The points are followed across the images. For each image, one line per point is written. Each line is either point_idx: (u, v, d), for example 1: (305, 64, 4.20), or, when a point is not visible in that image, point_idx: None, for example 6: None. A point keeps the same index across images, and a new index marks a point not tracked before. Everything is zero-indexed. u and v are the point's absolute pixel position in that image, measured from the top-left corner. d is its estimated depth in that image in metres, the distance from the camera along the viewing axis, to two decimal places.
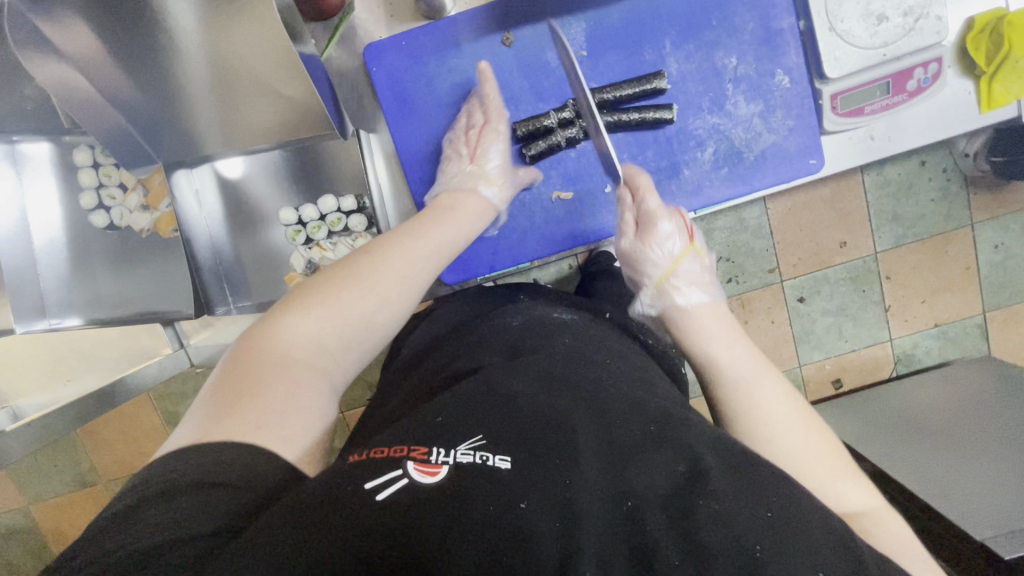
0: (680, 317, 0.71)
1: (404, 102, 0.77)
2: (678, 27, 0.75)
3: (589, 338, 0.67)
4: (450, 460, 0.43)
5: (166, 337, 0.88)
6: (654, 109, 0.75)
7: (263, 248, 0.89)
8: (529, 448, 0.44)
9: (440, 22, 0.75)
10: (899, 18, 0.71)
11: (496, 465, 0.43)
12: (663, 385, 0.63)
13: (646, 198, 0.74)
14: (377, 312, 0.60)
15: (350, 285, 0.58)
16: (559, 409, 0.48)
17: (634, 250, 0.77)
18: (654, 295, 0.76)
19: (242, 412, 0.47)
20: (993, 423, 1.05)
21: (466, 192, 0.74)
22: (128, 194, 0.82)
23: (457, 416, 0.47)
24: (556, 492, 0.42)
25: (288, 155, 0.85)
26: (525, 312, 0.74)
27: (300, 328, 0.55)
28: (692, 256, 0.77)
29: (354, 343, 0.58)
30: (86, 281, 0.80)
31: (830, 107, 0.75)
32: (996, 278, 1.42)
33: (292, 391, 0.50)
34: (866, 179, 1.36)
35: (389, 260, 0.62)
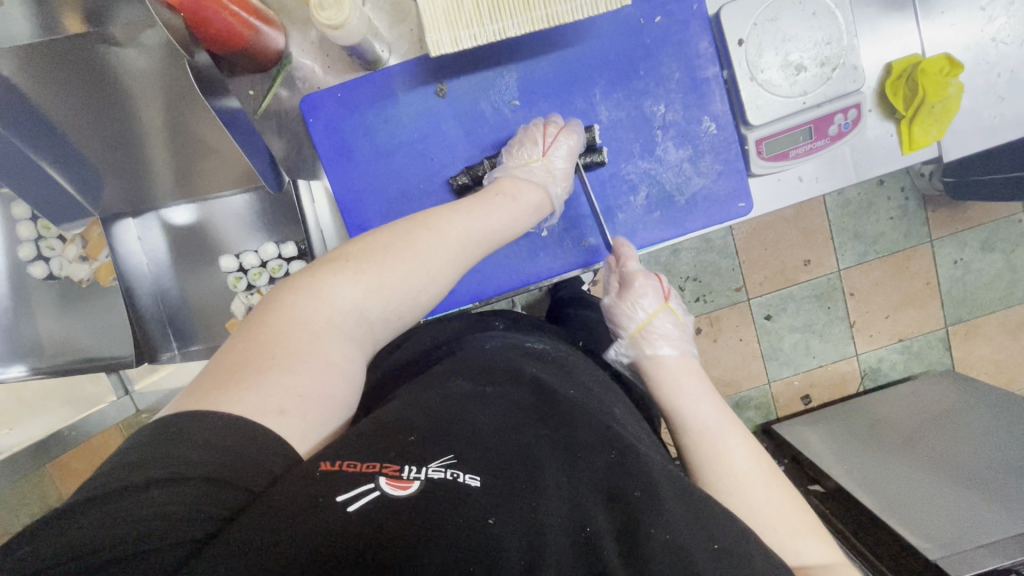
0: (653, 368, 0.74)
1: (343, 152, 0.78)
2: (608, 77, 0.77)
3: (561, 369, 0.67)
4: (421, 476, 0.44)
5: (109, 383, 0.90)
6: (586, 153, 0.78)
7: (208, 293, 0.89)
8: (498, 468, 0.45)
9: (376, 73, 0.76)
10: (816, 67, 0.74)
11: (466, 482, 0.43)
12: (628, 422, 0.60)
13: (629, 263, 0.78)
14: (421, 290, 0.64)
15: (404, 258, 0.62)
16: (525, 437, 0.49)
17: (623, 310, 0.80)
18: (629, 344, 0.78)
19: (266, 386, 0.48)
20: (952, 439, 1.06)
21: (522, 181, 0.74)
22: (67, 245, 0.82)
23: (429, 437, 0.48)
24: (523, 513, 0.42)
25: (227, 205, 0.86)
26: (496, 338, 0.74)
27: (347, 295, 0.58)
28: (665, 314, 0.80)
29: (392, 313, 0.62)
30: (28, 329, 0.81)
31: (757, 151, 0.78)
32: (956, 293, 1.46)
33: (322, 371, 0.52)
34: (827, 200, 1.39)
35: (447, 235, 0.66)
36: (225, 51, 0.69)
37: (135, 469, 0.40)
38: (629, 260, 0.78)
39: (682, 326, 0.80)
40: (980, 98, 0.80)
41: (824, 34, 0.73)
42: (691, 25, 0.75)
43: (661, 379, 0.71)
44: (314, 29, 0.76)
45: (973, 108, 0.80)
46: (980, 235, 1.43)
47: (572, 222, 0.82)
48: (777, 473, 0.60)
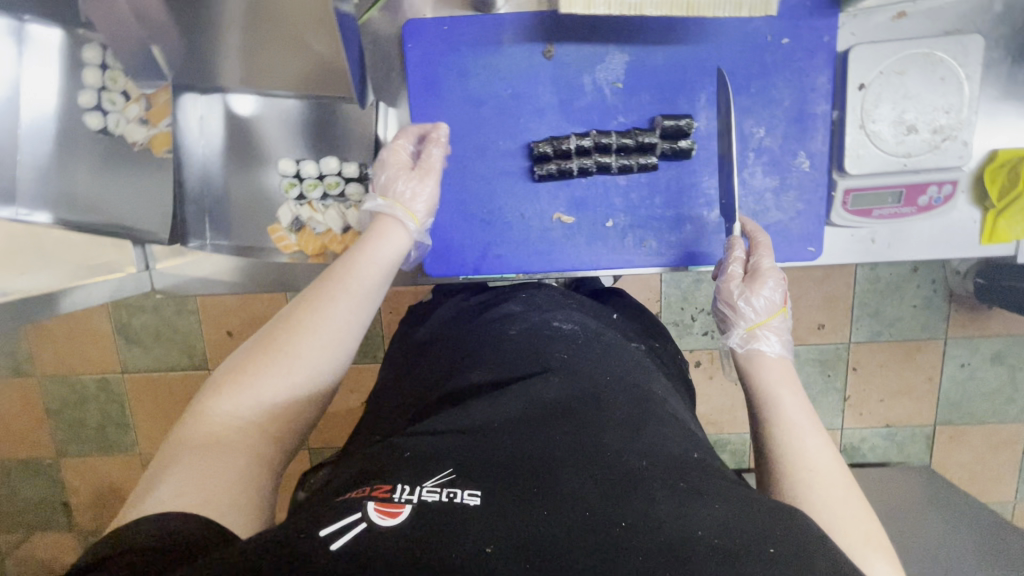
0: (754, 360, 0.67)
1: (432, 88, 0.76)
2: (717, 85, 0.74)
3: (588, 359, 0.66)
4: (413, 499, 0.44)
5: (134, 256, 0.85)
6: (671, 140, 0.75)
7: (253, 192, 0.85)
8: (496, 486, 0.46)
9: (487, 16, 0.73)
10: (927, 133, 0.72)
11: (465, 501, 0.44)
12: (669, 399, 0.67)
13: (762, 254, 0.74)
14: (302, 370, 0.57)
15: (258, 355, 0.56)
16: (529, 454, 0.51)
17: (737, 297, 0.72)
18: (743, 335, 0.70)
19: (158, 491, 0.46)
20: (921, 531, 1.07)
21: (382, 233, 0.69)
22: (129, 104, 0.79)
23: (423, 462, 0.50)
24: (519, 524, 0.42)
25: (297, 107, 0.81)
26: (520, 319, 0.74)
27: (223, 408, 0.53)
28: (782, 319, 0.72)
29: (286, 398, 0.56)
30: (65, 178, 0.78)
31: (842, 201, 0.76)
32: (953, 395, 1.45)
33: (211, 466, 0.49)
34: (859, 271, 1.37)
35: (301, 306, 0.61)
36: None
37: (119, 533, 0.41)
38: (765, 252, 0.74)
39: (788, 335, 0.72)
40: None
41: (946, 102, 0.71)
42: (816, 56, 0.73)
43: (764, 379, 0.64)
44: None
45: None
46: (993, 345, 1.42)
47: (640, 221, 0.79)
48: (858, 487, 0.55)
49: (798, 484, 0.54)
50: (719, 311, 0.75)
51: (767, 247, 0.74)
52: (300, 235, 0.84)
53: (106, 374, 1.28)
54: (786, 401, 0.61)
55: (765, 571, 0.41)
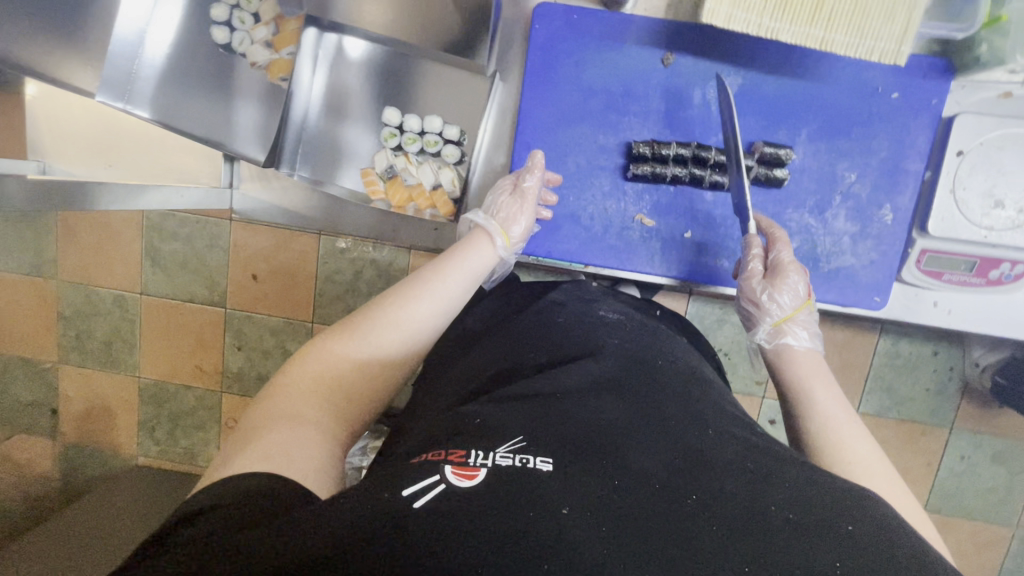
0: (785, 352, 0.67)
1: (548, 71, 0.78)
2: (820, 124, 0.77)
3: (636, 345, 0.66)
4: (488, 464, 0.41)
5: (222, 171, 0.88)
6: (769, 167, 0.77)
7: (350, 135, 0.86)
8: (569, 451, 0.43)
9: (616, 14, 0.76)
10: (1013, 211, 0.74)
11: (538, 466, 0.41)
12: (715, 382, 0.66)
13: (782, 248, 0.73)
14: (374, 354, 0.59)
15: (334, 337, 0.58)
16: (595, 421, 0.48)
17: (760, 293, 0.72)
18: (771, 331, 0.70)
19: (243, 454, 0.45)
20: None
21: (473, 244, 0.72)
22: (258, 26, 0.80)
23: (490, 424, 0.47)
24: (597, 488, 0.39)
25: (415, 61, 0.83)
26: (568, 309, 0.75)
27: (303, 379, 0.55)
28: (805, 311, 0.71)
29: (358, 376, 0.57)
30: (178, 82, 0.81)
31: (916, 258, 0.78)
32: (948, 485, 1.40)
33: (291, 431, 0.48)
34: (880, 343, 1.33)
35: (387, 296, 0.63)
36: None
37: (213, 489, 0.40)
38: (783, 245, 0.74)
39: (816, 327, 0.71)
40: None
41: None
42: (920, 116, 0.76)
43: (794, 374, 0.63)
44: None
45: None
46: (997, 444, 1.37)
47: (717, 238, 0.81)
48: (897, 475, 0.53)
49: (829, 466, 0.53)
50: (745, 309, 0.75)
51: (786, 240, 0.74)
52: (389, 185, 0.86)
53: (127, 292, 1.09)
54: (817, 394, 0.60)
55: (851, 548, 0.37)
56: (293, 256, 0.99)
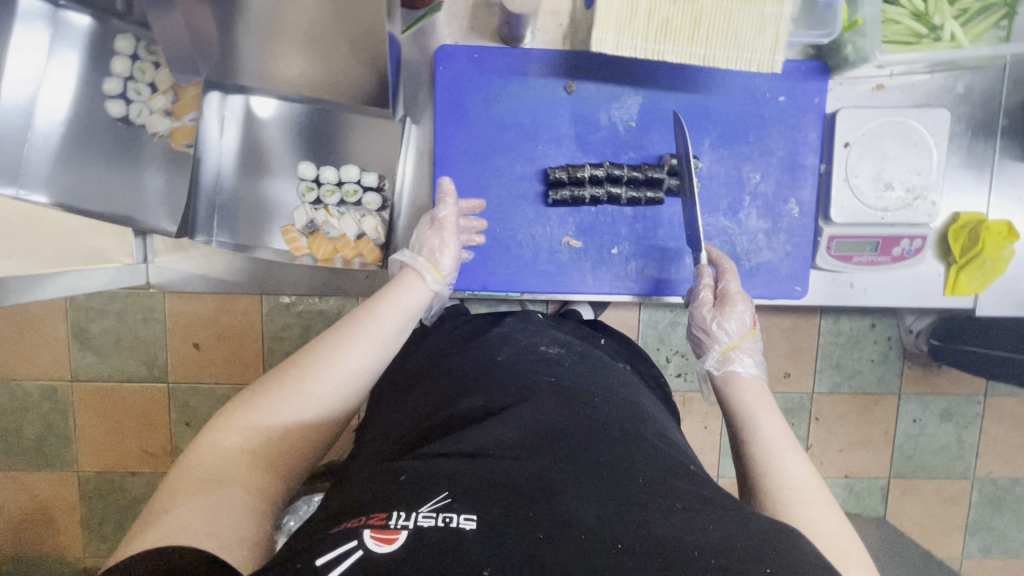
0: (732, 382, 0.68)
1: (457, 109, 0.80)
2: (720, 132, 0.82)
3: (578, 383, 0.68)
4: (409, 525, 0.44)
5: (133, 247, 0.85)
6: (678, 177, 0.81)
7: (266, 194, 0.86)
8: (492, 506, 0.46)
9: (516, 50, 0.79)
10: (902, 191, 0.80)
11: (461, 525, 0.44)
12: (656, 416, 0.70)
13: (730, 279, 0.77)
14: (310, 409, 0.58)
15: (270, 390, 0.57)
16: (525, 470, 0.51)
17: (710, 321, 0.75)
18: (719, 358, 0.72)
19: (162, 525, 0.45)
20: None
21: (403, 283, 0.71)
22: (155, 96, 0.78)
23: (420, 479, 0.49)
24: (519, 547, 0.43)
25: (324, 114, 0.83)
26: (509, 344, 0.77)
27: (235, 437, 0.54)
28: (752, 340, 0.74)
29: (293, 434, 0.56)
30: (76, 162, 0.77)
31: (827, 246, 0.83)
32: (906, 449, 1.47)
33: (217, 499, 0.48)
34: (823, 323, 1.40)
35: (326, 337, 0.62)
36: None
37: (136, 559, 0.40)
38: (732, 277, 0.78)
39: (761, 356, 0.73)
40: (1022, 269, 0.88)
41: (918, 165, 0.80)
42: (807, 114, 0.81)
43: (741, 401, 0.65)
44: None
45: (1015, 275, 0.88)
46: (942, 402, 1.45)
47: (643, 250, 0.84)
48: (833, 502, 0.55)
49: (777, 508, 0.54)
50: (695, 335, 0.78)
51: (735, 272, 0.78)
52: (312, 239, 0.85)
53: (54, 381, 1.04)
54: (761, 423, 0.61)
55: None
56: (237, 317, 1.01)
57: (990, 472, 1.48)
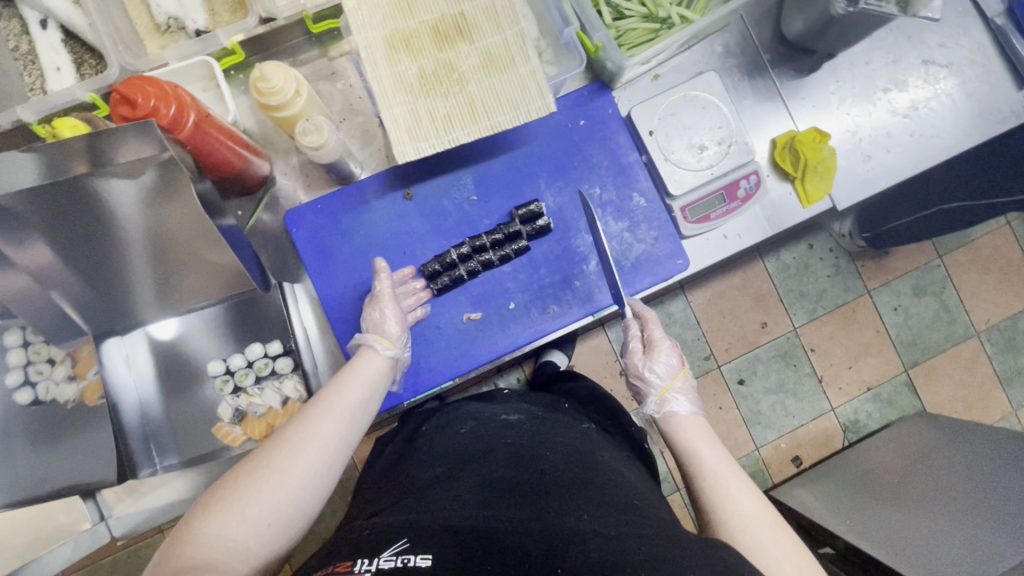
0: (672, 425, 0.75)
1: (324, 255, 0.88)
2: (549, 170, 0.92)
3: (531, 435, 0.71)
4: (372, 567, 0.50)
5: (85, 511, 0.86)
6: (530, 221, 0.89)
7: (197, 403, 0.90)
8: (447, 547, 0.52)
9: (351, 186, 0.89)
10: (714, 146, 0.90)
11: (417, 563, 0.50)
12: (614, 463, 0.68)
13: (653, 327, 0.86)
14: (285, 495, 0.60)
15: (249, 477, 0.59)
16: (478, 517, 0.55)
17: (642, 368, 0.83)
18: (658, 401, 0.78)
19: None
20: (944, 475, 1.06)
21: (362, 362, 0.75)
22: (56, 367, 0.84)
23: (386, 531, 0.55)
24: None
25: (224, 310, 0.90)
26: (474, 412, 0.80)
27: (215, 526, 0.56)
28: (684, 381, 0.81)
29: (268, 524, 0.58)
30: (6, 461, 0.80)
31: (683, 217, 0.92)
32: (905, 337, 1.50)
33: None
34: (768, 265, 1.46)
35: (298, 423, 0.65)
36: (216, 176, 0.80)
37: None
38: (654, 325, 0.87)
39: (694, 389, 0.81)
40: (852, 157, 0.98)
41: (715, 121, 0.90)
42: (609, 124, 0.92)
43: (682, 439, 0.73)
44: (295, 156, 0.91)
45: (848, 165, 0.98)
46: (909, 281, 1.51)
47: (537, 293, 0.90)
48: (781, 522, 0.62)
49: (730, 533, 0.61)
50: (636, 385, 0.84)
51: (658, 323, 0.86)
52: (244, 424, 0.91)
53: None
54: (705, 455, 0.69)
55: None
56: None
57: (988, 321, 1.52)
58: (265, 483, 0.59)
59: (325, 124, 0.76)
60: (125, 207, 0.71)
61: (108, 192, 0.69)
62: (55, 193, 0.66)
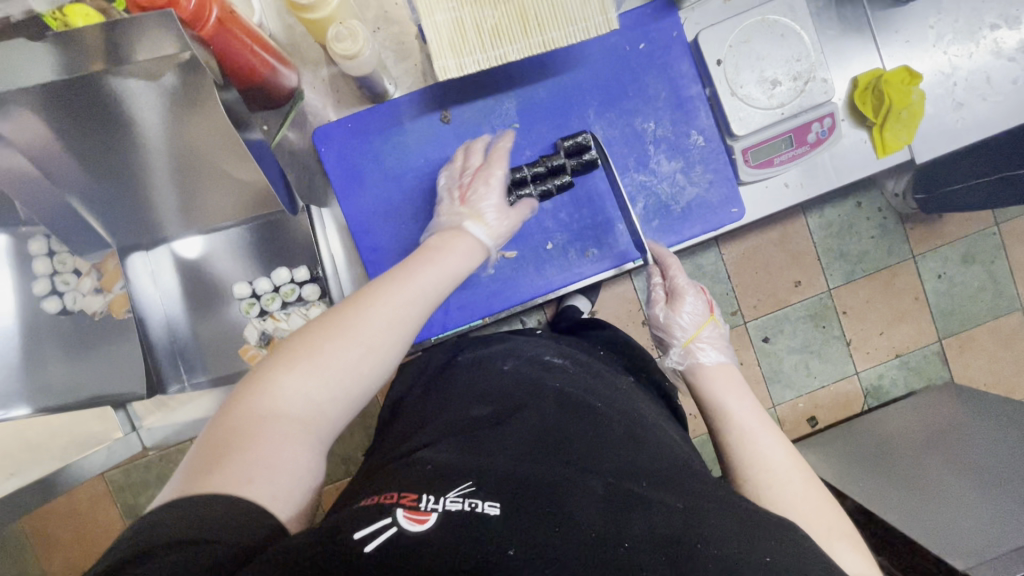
0: (699, 376, 0.76)
1: (353, 178, 0.82)
2: (599, 99, 0.83)
3: (581, 386, 0.68)
4: (438, 508, 0.46)
5: (118, 420, 0.90)
6: (575, 156, 0.80)
7: (222, 323, 0.90)
8: (514, 496, 0.48)
9: (383, 104, 0.82)
10: (789, 81, 0.80)
11: (484, 510, 0.46)
12: (648, 412, 0.70)
13: (676, 274, 0.84)
14: (362, 363, 0.59)
15: (331, 338, 0.57)
16: (540, 466, 0.52)
17: (666, 318, 0.84)
18: (682, 352, 0.80)
19: (230, 467, 0.49)
20: (960, 449, 1.02)
21: (449, 241, 0.72)
22: (82, 279, 0.82)
23: (447, 470, 0.51)
24: (540, 539, 0.45)
25: (248, 231, 0.88)
26: (513, 353, 0.76)
27: (293, 383, 0.55)
28: (710, 327, 0.82)
29: (342, 394, 0.58)
30: (38, 368, 0.79)
31: (744, 160, 0.84)
32: (945, 306, 1.42)
33: (276, 445, 0.52)
34: (811, 221, 1.37)
35: (380, 304, 0.61)
36: (241, 85, 0.74)
37: (182, 530, 0.43)
38: (676, 271, 0.84)
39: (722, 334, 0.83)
40: (941, 104, 0.87)
41: (794, 52, 0.80)
42: (672, 50, 0.82)
43: (709, 393, 0.73)
44: (325, 69, 0.83)
45: (935, 114, 0.87)
46: (960, 247, 1.41)
47: (576, 234, 0.84)
48: (810, 478, 0.63)
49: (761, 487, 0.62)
50: (660, 331, 0.86)
51: (681, 268, 0.84)
52: (270, 348, 0.88)
53: None
54: (733, 411, 0.70)
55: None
56: None
57: None
58: (341, 349, 0.58)
59: (360, 29, 0.69)
60: (146, 110, 0.66)
61: (126, 91, 0.64)
62: (76, 90, 0.61)
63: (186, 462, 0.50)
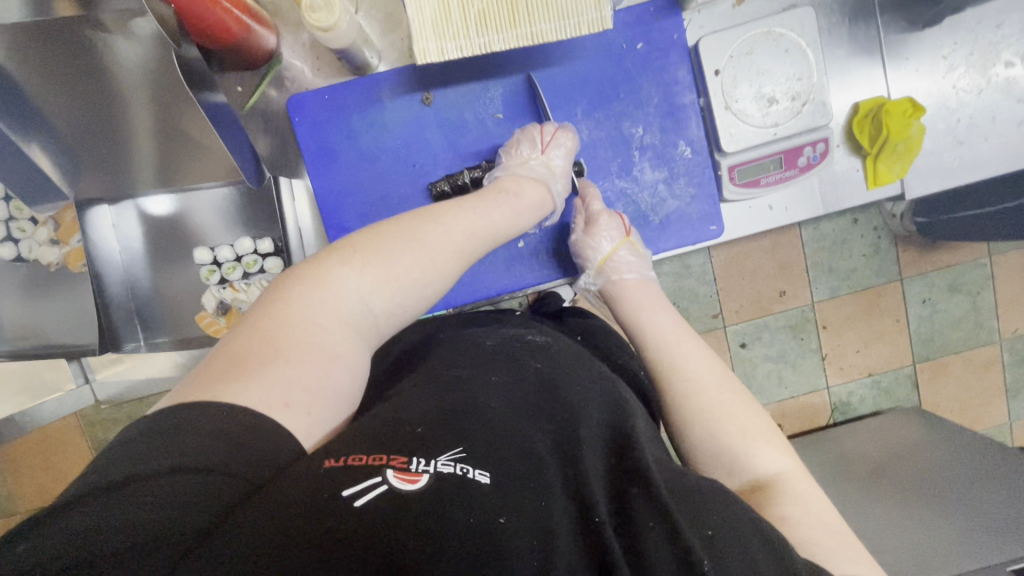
0: (613, 294, 0.80)
1: (326, 154, 0.79)
2: (589, 97, 0.80)
3: (568, 359, 0.64)
4: (430, 469, 0.42)
5: (71, 371, 0.90)
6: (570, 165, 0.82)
7: (183, 283, 0.89)
8: (505, 462, 0.43)
9: (364, 78, 0.78)
10: (787, 101, 0.77)
11: (476, 478, 0.41)
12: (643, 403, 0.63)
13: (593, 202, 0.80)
14: (427, 280, 0.62)
15: (405, 252, 0.60)
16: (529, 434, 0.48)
17: (584, 246, 0.79)
18: (596, 275, 0.81)
19: (267, 377, 0.47)
20: (919, 468, 1.03)
21: (521, 182, 0.74)
22: (38, 228, 0.81)
23: (438, 431, 0.46)
24: (533, 514, 0.40)
25: (217, 196, 0.87)
26: (498, 327, 0.72)
27: (356, 287, 0.57)
28: (628, 247, 0.80)
29: (397, 308, 0.60)
30: None
31: (729, 177, 0.81)
32: (924, 331, 1.42)
33: (326, 357, 0.51)
34: (804, 232, 1.34)
35: (453, 229, 0.65)
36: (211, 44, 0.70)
37: (141, 464, 0.39)
38: (594, 199, 0.81)
39: (643, 255, 0.82)
40: (941, 140, 0.84)
41: (795, 70, 0.76)
42: (670, 53, 0.79)
43: (628, 310, 0.77)
44: (306, 33, 0.79)
45: (934, 149, 0.85)
46: (948, 275, 1.40)
47: (547, 235, 0.85)
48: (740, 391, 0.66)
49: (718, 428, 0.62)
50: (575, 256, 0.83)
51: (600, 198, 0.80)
52: (227, 318, 0.88)
53: None
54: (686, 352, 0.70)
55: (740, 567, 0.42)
56: None
57: (1015, 330, 1.43)
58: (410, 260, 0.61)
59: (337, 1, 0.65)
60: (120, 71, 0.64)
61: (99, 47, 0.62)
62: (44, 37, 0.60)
63: (196, 381, 0.47)
